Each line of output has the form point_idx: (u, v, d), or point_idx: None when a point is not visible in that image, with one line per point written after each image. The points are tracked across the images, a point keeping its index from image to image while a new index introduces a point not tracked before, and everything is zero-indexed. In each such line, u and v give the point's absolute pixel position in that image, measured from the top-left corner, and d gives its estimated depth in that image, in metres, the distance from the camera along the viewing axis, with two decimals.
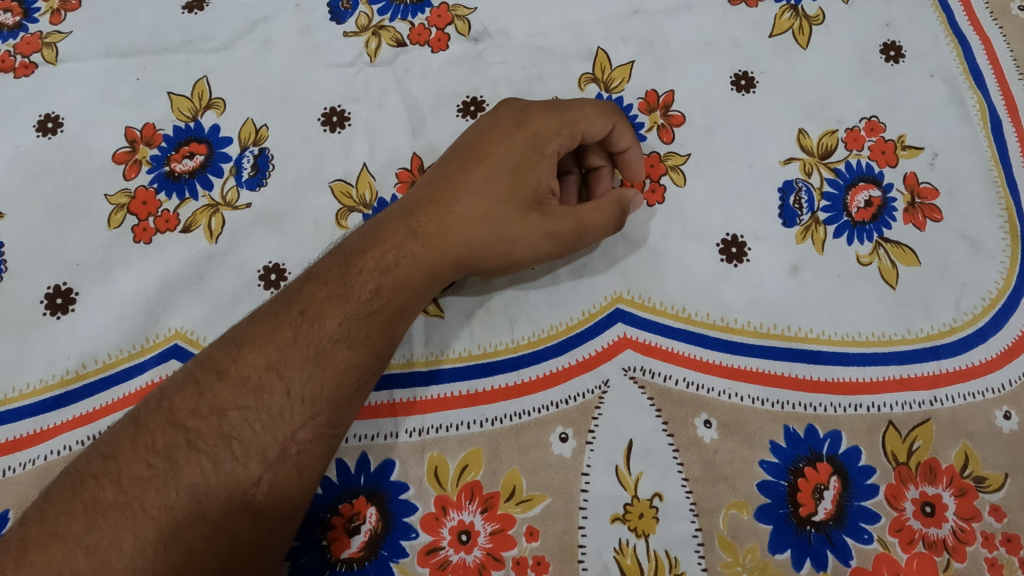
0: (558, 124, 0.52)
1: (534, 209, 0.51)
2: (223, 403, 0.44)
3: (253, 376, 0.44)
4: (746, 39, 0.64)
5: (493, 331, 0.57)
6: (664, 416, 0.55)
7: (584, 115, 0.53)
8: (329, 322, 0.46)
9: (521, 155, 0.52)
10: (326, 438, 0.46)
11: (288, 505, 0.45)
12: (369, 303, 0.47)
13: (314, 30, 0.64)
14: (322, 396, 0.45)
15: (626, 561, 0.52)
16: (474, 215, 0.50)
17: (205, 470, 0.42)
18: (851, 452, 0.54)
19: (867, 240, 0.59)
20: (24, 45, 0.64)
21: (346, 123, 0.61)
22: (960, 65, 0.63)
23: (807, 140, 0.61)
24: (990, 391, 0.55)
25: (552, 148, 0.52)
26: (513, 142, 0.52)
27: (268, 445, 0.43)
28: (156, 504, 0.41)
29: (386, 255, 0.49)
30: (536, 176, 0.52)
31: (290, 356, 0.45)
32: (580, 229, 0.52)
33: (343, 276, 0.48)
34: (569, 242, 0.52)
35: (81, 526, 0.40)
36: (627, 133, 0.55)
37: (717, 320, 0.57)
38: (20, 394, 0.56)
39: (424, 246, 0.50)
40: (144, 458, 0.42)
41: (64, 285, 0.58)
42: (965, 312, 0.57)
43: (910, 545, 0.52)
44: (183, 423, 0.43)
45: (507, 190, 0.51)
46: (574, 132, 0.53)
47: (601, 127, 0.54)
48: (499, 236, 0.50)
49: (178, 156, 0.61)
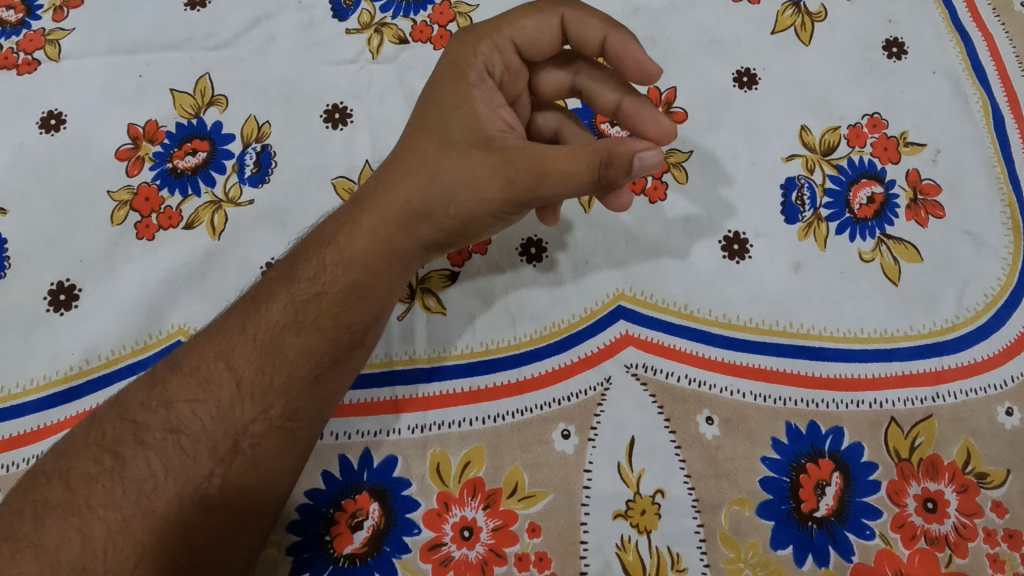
0: (477, 41, 0.49)
1: (479, 147, 0.46)
2: (172, 396, 0.44)
3: (202, 366, 0.45)
4: (749, 36, 0.64)
5: (490, 326, 0.57)
6: (666, 413, 0.55)
7: (510, 20, 0.49)
8: (276, 308, 0.47)
9: (450, 91, 0.48)
10: (281, 431, 0.46)
11: (243, 504, 0.45)
12: (314, 284, 0.47)
13: (316, 26, 0.64)
14: (274, 388, 0.45)
15: (628, 558, 0.52)
16: (410, 170, 0.47)
17: (152, 466, 0.42)
18: (853, 448, 0.54)
19: (869, 236, 0.59)
20: (26, 42, 0.64)
21: (349, 120, 0.61)
22: (963, 61, 0.63)
23: (809, 137, 0.61)
24: (992, 387, 0.55)
25: (478, 70, 0.49)
26: (446, 80, 0.49)
27: (218, 441, 0.44)
28: (101, 502, 0.41)
29: (331, 232, 0.49)
30: (473, 109, 0.47)
31: (237, 345, 0.46)
32: (536, 166, 0.44)
33: (292, 266, 0.48)
34: (528, 188, 0.45)
35: (29, 525, 0.40)
36: (587, 19, 0.49)
37: (719, 317, 0.57)
38: (23, 390, 0.56)
39: (369, 217, 0.48)
40: (92, 454, 0.42)
41: (67, 282, 0.58)
42: (967, 309, 0.57)
43: (913, 541, 0.52)
44: (133, 418, 0.44)
45: (440, 134, 0.47)
46: (500, 41, 0.49)
47: (534, 25, 0.49)
48: (440, 184, 0.46)
49: (180, 152, 0.61)
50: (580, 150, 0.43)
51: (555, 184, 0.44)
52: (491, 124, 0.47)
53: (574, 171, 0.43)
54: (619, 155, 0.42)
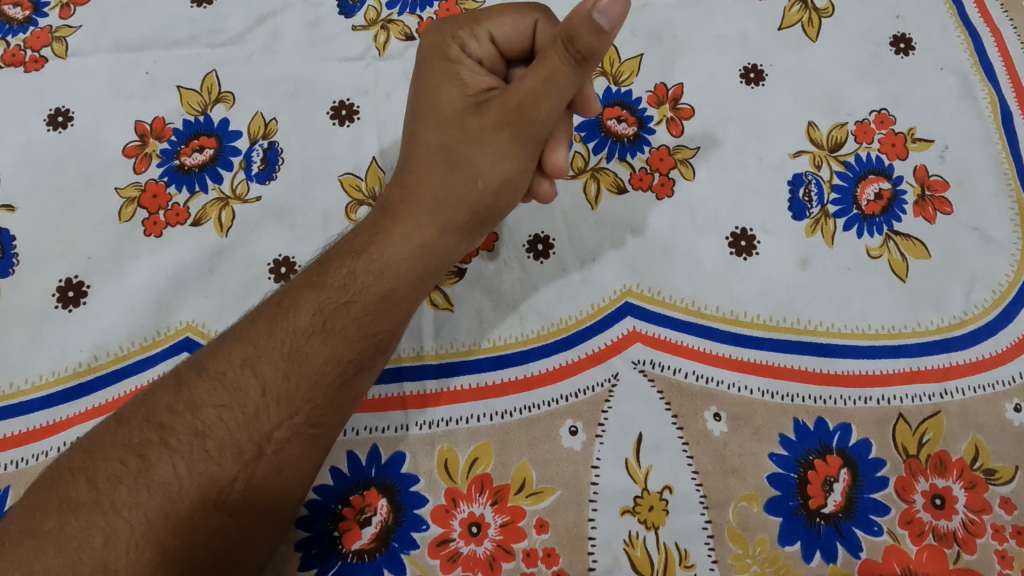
0: (452, 28, 0.49)
1: (472, 112, 0.46)
2: (198, 400, 0.44)
3: (228, 372, 0.45)
4: (756, 32, 0.64)
5: (507, 326, 0.57)
6: (674, 409, 0.55)
7: (489, 13, 0.49)
8: (303, 313, 0.46)
9: (434, 73, 0.49)
10: (305, 437, 0.46)
11: (261, 509, 0.45)
12: (343, 290, 0.47)
13: (323, 23, 0.64)
14: (300, 393, 0.45)
15: (636, 553, 0.52)
16: (427, 162, 0.48)
17: (177, 470, 0.42)
18: (861, 444, 0.54)
19: (877, 232, 0.59)
20: (34, 39, 0.64)
21: (356, 116, 0.61)
22: (971, 57, 0.63)
23: (817, 133, 0.61)
24: (1001, 383, 0.55)
25: (456, 49, 0.49)
26: (431, 65, 0.49)
27: (244, 446, 0.44)
28: (126, 503, 0.41)
29: (361, 240, 0.49)
30: (459, 82, 0.48)
31: (264, 351, 0.45)
32: (525, 98, 0.44)
33: (320, 270, 0.48)
34: (527, 122, 0.44)
35: (53, 523, 0.40)
36: (556, 30, 0.49)
37: (727, 313, 0.57)
38: (32, 386, 0.56)
39: (396, 221, 0.48)
40: (118, 455, 0.42)
41: (75, 278, 0.58)
42: (975, 305, 0.57)
43: (921, 537, 0.52)
44: (159, 420, 0.44)
45: (437, 115, 0.48)
46: (477, 30, 0.49)
47: (512, 22, 0.49)
48: (454, 159, 0.47)
49: (188, 149, 0.61)
50: (549, 50, 0.42)
51: (548, 97, 0.43)
52: (472, 86, 0.47)
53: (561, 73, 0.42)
54: (579, 27, 0.40)
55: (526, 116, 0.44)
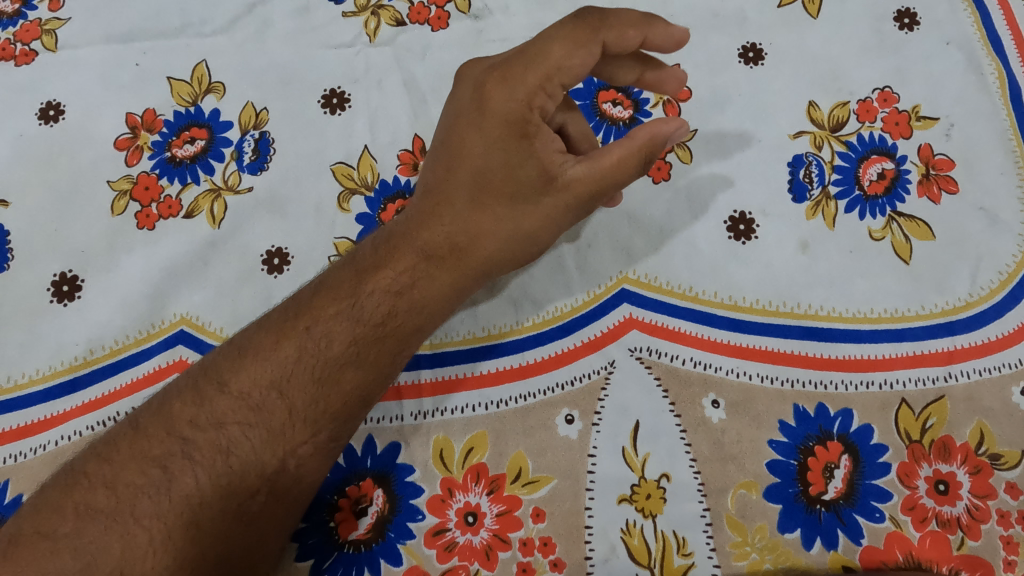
0: (527, 89, 0.44)
1: (544, 192, 0.45)
2: (221, 415, 0.44)
3: (254, 393, 0.44)
4: (754, 10, 0.62)
5: (500, 313, 0.57)
6: (671, 396, 0.55)
7: (558, 63, 0.43)
8: (336, 343, 0.45)
9: (508, 147, 0.45)
10: (327, 450, 0.46)
11: (284, 511, 0.46)
12: (381, 325, 0.46)
13: (313, 10, 0.63)
14: (325, 414, 0.45)
15: (632, 542, 0.51)
16: (486, 228, 0.46)
17: (199, 482, 0.42)
18: (862, 431, 0.53)
19: (879, 214, 0.57)
20: (23, 32, 0.64)
21: (347, 104, 0.61)
22: (978, 31, 0.61)
23: (817, 114, 0.60)
24: (1007, 366, 0.53)
25: (537, 121, 0.44)
26: (502, 134, 0.45)
27: (268, 462, 0.44)
28: (146, 513, 0.41)
29: (401, 277, 0.47)
30: (537, 161, 0.45)
31: (293, 375, 0.45)
32: (598, 189, 0.46)
33: (352, 291, 0.47)
34: (588, 203, 0.47)
35: (71, 526, 0.40)
36: (623, 32, 0.44)
37: (725, 299, 0.56)
38: (29, 380, 0.56)
39: (441, 268, 0.47)
40: (139, 465, 0.42)
41: (70, 273, 0.58)
42: (981, 287, 0.55)
43: (923, 523, 0.51)
44: (181, 433, 0.43)
45: (505, 193, 0.46)
46: (551, 90, 0.44)
47: (582, 65, 0.43)
48: (523, 233, 0.47)
49: (179, 141, 0.61)
50: (627, 153, 0.45)
51: (610, 187, 0.47)
52: (548, 159, 0.45)
53: (631, 172, 0.46)
54: (658, 146, 0.46)
55: (592, 198, 0.47)
